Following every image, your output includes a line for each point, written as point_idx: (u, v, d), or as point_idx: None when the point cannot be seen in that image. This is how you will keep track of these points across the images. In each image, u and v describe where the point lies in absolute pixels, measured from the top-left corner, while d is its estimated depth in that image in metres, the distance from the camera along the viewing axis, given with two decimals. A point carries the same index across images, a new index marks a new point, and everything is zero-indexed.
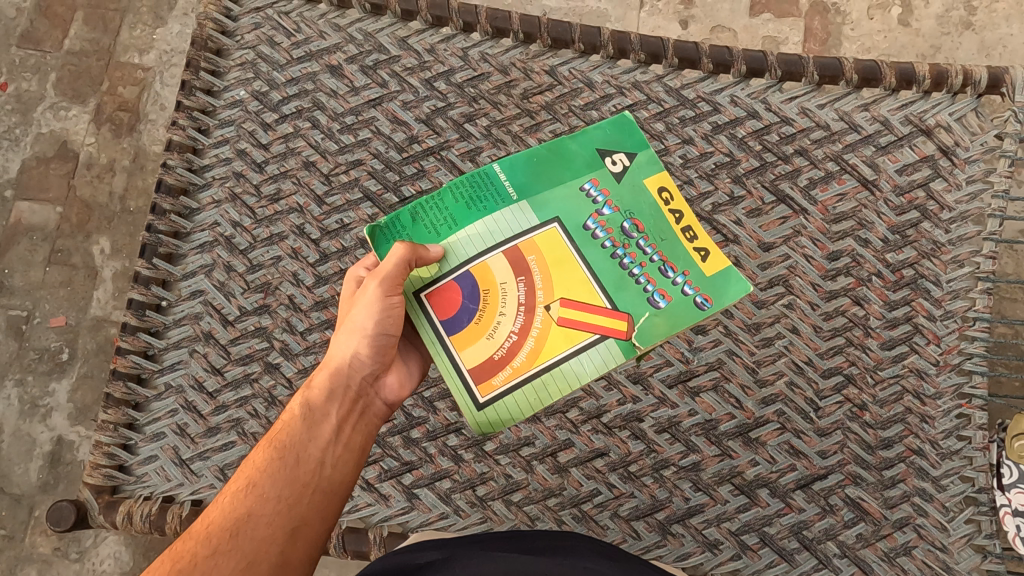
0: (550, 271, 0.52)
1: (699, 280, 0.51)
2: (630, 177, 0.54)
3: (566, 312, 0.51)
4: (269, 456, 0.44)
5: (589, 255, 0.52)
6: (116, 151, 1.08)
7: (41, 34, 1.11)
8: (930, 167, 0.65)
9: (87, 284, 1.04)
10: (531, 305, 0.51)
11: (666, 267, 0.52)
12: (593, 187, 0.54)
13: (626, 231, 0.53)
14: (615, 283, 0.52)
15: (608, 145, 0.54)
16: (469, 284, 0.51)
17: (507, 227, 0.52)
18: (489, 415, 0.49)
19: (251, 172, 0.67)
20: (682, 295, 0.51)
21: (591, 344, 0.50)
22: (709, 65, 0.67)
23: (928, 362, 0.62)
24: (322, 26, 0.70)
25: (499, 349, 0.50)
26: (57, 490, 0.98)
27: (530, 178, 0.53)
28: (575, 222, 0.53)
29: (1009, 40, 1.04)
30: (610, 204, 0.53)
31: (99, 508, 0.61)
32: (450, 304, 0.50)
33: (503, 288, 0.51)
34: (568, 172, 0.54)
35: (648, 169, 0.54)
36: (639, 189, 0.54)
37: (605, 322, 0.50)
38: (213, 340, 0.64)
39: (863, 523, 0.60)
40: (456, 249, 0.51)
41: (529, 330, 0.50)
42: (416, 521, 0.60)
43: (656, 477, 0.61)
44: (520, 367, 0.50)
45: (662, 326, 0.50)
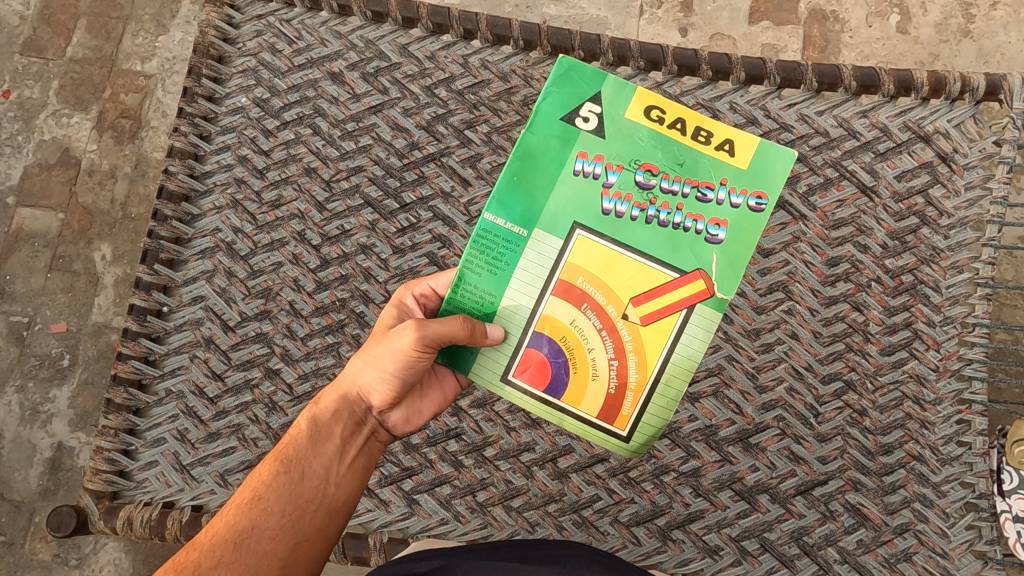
0: (602, 282, 0.49)
1: (742, 178, 0.48)
2: (610, 124, 0.49)
3: (646, 312, 0.48)
4: (275, 470, 0.47)
5: (629, 239, 0.48)
6: (118, 158, 1.09)
7: (44, 41, 1.12)
8: (929, 173, 0.65)
9: (89, 290, 1.04)
10: (609, 323, 0.49)
11: (704, 188, 0.48)
12: (586, 162, 0.49)
13: (646, 185, 0.49)
14: (671, 251, 0.48)
15: (570, 108, 0.49)
16: (542, 340, 0.49)
17: (540, 268, 0.49)
18: (640, 438, 0.50)
19: (252, 179, 0.68)
20: (739, 206, 0.48)
21: (685, 321, 0.48)
22: (708, 72, 0.67)
23: (928, 368, 0.62)
24: (323, 33, 0.70)
25: (610, 381, 0.49)
26: (57, 496, 0.98)
27: (524, 200, 0.49)
28: (594, 216, 0.49)
29: (1006, 47, 1.05)
30: (613, 167, 0.49)
31: (99, 513, 0.61)
32: (541, 372, 0.49)
33: (576, 325, 0.49)
34: (557, 167, 0.49)
35: (625, 98, 0.49)
36: (627, 123, 0.49)
37: (687, 291, 0.48)
38: (213, 345, 0.64)
39: (863, 529, 0.60)
40: (510, 318, 0.49)
41: (623, 348, 0.49)
42: (416, 526, 0.60)
43: (656, 483, 0.61)
44: (638, 383, 0.49)
45: (737, 258, 0.48)
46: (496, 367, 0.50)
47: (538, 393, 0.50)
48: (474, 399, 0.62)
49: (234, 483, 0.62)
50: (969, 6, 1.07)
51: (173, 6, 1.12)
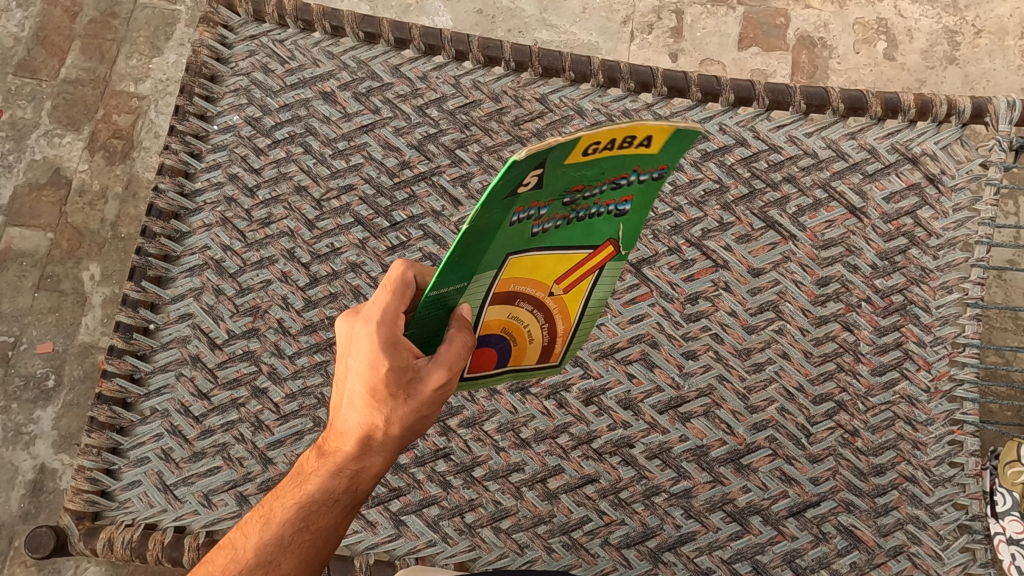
0: (530, 279, 0.44)
1: (653, 159, 0.39)
2: (550, 174, 0.36)
3: (568, 284, 0.46)
4: (304, 538, 0.41)
5: (550, 242, 0.42)
6: (109, 178, 1.08)
7: (38, 63, 1.12)
8: (917, 195, 0.65)
9: (76, 310, 1.04)
10: (539, 300, 0.46)
11: (617, 180, 0.40)
12: (521, 212, 0.38)
13: (570, 204, 0.40)
14: (583, 237, 0.43)
15: (511, 183, 0.34)
16: (480, 340, 0.46)
17: (475, 295, 0.43)
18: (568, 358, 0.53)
19: (243, 197, 0.68)
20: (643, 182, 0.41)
21: (599, 279, 0.47)
22: (698, 94, 0.68)
23: (920, 389, 0.62)
24: (317, 54, 0.71)
25: (542, 338, 0.49)
26: (38, 519, 0.96)
27: (461, 264, 0.38)
28: (522, 240, 0.40)
29: (991, 74, 1.07)
30: (544, 203, 0.38)
31: (79, 534, 0.60)
32: (485, 359, 0.47)
33: (513, 316, 0.46)
34: (494, 232, 0.38)
35: (563, 150, 0.34)
36: (567, 166, 0.36)
37: (600, 258, 0.45)
38: (200, 363, 0.64)
39: (856, 551, 0.59)
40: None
41: (551, 313, 0.47)
42: (403, 549, 0.59)
43: (647, 504, 0.60)
44: (565, 330, 0.50)
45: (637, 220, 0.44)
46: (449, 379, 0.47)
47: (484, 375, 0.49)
48: (463, 418, 0.62)
49: (219, 503, 0.60)
50: (954, 34, 1.09)
51: (167, 29, 1.13)
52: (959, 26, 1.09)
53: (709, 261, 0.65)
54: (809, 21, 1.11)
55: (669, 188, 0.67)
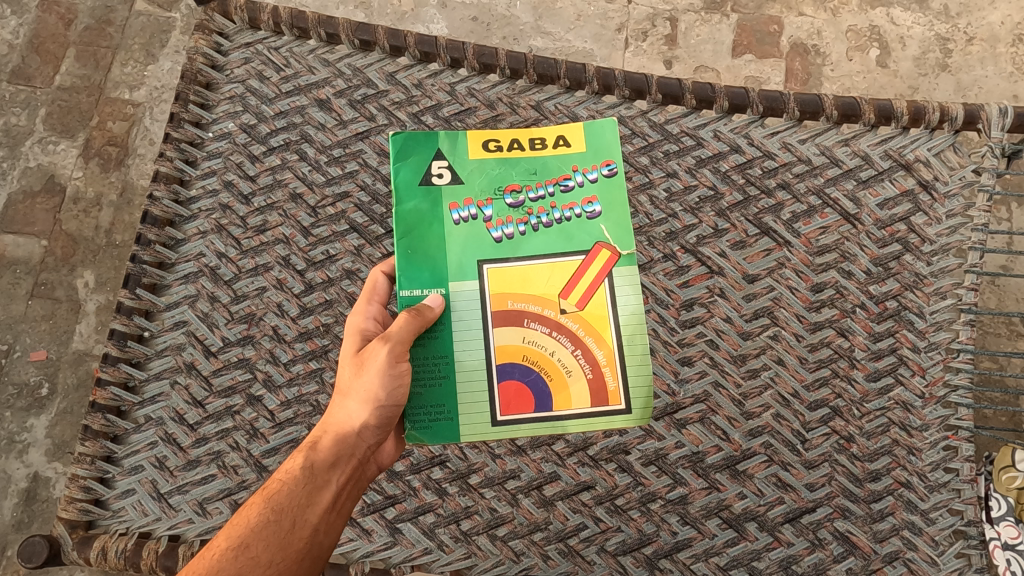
0: (529, 294, 0.52)
1: (586, 158, 0.55)
2: (464, 171, 0.54)
3: (578, 299, 0.52)
4: (265, 517, 0.43)
5: (530, 251, 0.53)
6: (104, 185, 1.08)
7: (33, 70, 1.12)
8: (911, 201, 0.66)
9: (70, 318, 1.03)
10: (557, 323, 0.51)
11: (563, 181, 0.54)
12: (459, 210, 0.53)
13: (516, 204, 0.54)
14: (563, 239, 0.53)
15: (422, 172, 0.54)
16: (506, 369, 0.51)
17: (472, 316, 0.51)
18: (640, 404, 0.51)
19: (238, 204, 0.68)
20: (598, 180, 0.54)
21: (613, 286, 0.52)
22: (692, 101, 0.68)
23: (915, 394, 0.62)
24: (312, 61, 0.71)
25: (584, 371, 0.51)
26: (31, 528, 0.96)
27: (426, 263, 0.52)
28: (490, 247, 0.53)
29: (983, 81, 1.07)
30: (484, 203, 0.54)
31: (73, 544, 0.59)
32: (521, 397, 0.51)
33: (529, 340, 0.51)
34: (438, 226, 0.53)
35: (459, 143, 0.54)
36: (474, 161, 0.54)
37: (599, 263, 0.52)
38: (195, 371, 0.63)
39: (852, 558, 0.59)
40: (468, 364, 0.51)
41: (578, 337, 0.51)
42: (398, 557, 0.59)
43: (643, 511, 0.60)
44: (609, 358, 0.51)
45: (620, 222, 0.54)
46: (481, 413, 0.50)
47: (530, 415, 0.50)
48: None
49: (213, 511, 0.60)
50: (945, 42, 1.09)
51: (162, 36, 1.13)
52: (951, 33, 1.10)
53: (704, 267, 0.65)
54: (802, 29, 1.12)
55: (664, 195, 0.67)
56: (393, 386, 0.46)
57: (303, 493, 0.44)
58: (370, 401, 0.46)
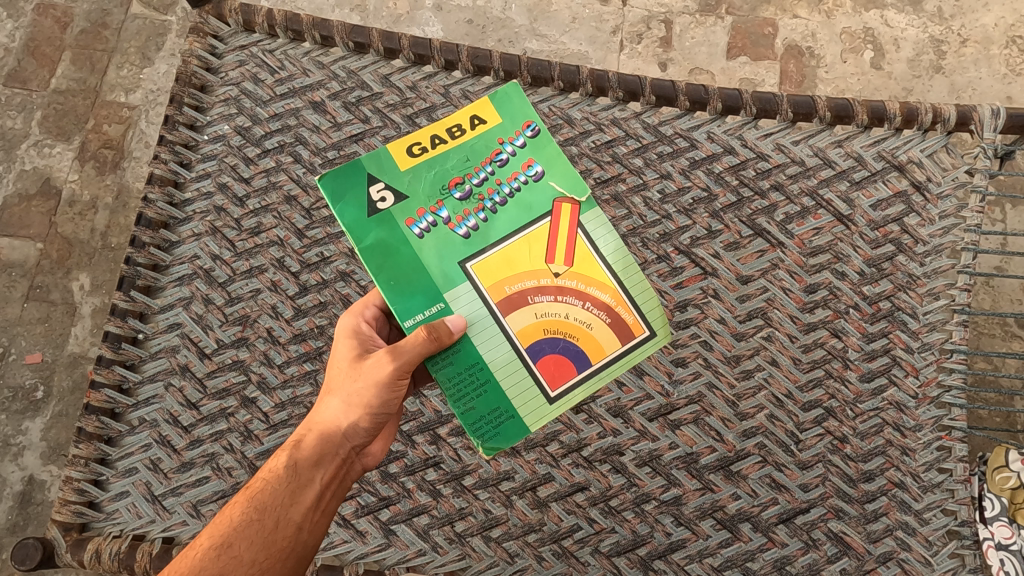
0: (519, 273, 0.51)
1: (506, 127, 0.52)
2: (403, 186, 0.50)
3: (564, 257, 0.51)
4: (247, 516, 0.43)
5: (499, 234, 0.51)
6: (100, 188, 1.08)
7: (29, 73, 1.12)
8: (904, 202, 0.66)
9: (66, 320, 1.03)
10: (555, 288, 0.51)
11: (495, 157, 0.51)
12: (418, 223, 0.50)
13: (465, 196, 0.51)
14: (526, 212, 0.51)
15: (365, 204, 0.50)
16: (535, 350, 0.50)
17: (480, 314, 0.50)
18: (659, 323, 0.51)
19: (232, 206, 0.68)
20: (526, 144, 0.52)
21: (589, 234, 0.51)
22: (686, 103, 0.68)
23: (908, 395, 0.62)
24: (306, 63, 0.71)
25: (601, 318, 0.51)
26: (27, 531, 0.95)
27: (412, 287, 0.50)
28: (462, 245, 0.50)
29: (977, 83, 1.08)
30: (436, 206, 0.51)
31: (67, 546, 0.59)
32: (562, 366, 0.50)
33: (542, 314, 0.51)
34: (406, 248, 0.50)
35: (385, 158, 0.50)
36: (408, 172, 0.50)
37: (565, 218, 0.51)
38: (189, 373, 0.63)
39: (846, 558, 0.59)
40: (499, 359, 0.50)
41: (582, 292, 0.51)
42: (393, 559, 0.59)
43: (637, 512, 0.60)
44: (616, 297, 0.51)
45: (565, 172, 0.51)
46: (535, 397, 0.50)
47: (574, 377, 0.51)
48: (453, 426, 0.62)
49: (207, 513, 0.60)
50: (940, 44, 1.10)
51: (158, 39, 1.14)
52: (945, 35, 1.10)
53: (698, 268, 0.66)
54: (797, 31, 1.12)
55: (658, 196, 0.67)
56: (387, 395, 0.46)
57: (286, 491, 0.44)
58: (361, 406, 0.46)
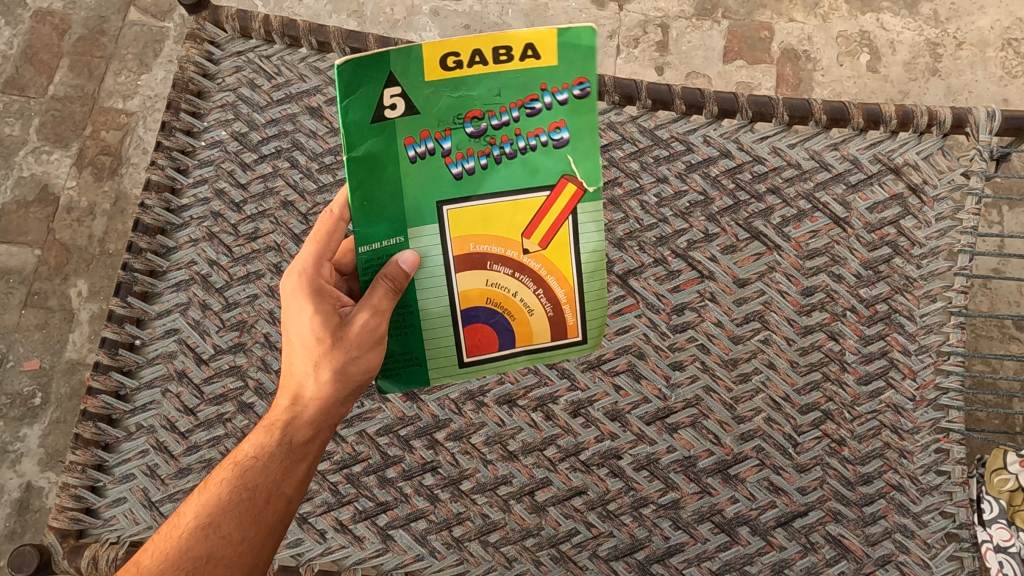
0: (491, 234, 0.47)
1: (557, 74, 0.43)
2: (416, 93, 0.43)
3: (542, 237, 0.47)
4: (237, 494, 0.44)
5: (494, 187, 0.46)
6: (97, 195, 1.08)
7: (26, 80, 1.12)
8: (900, 205, 0.66)
9: (64, 327, 1.03)
10: (520, 266, 0.48)
11: (529, 102, 0.44)
12: (416, 145, 0.44)
13: (478, 133, 0.44)
14: (527, 171, 0.45)
15: (375, 103, 0.42)
16: (466, 313, 0.49)
17: (432, 263, 0.47)
18: (595, 332, 0.51)
19: (229, 212, 0.68)
20: (568, 101, 0.44)
21: (577, 224, 0.47)
22: (682, 106, 0.68)
23: (906, 397, 0.62)
24: (303, 69, 0.71)
25: (543, 305, 0.50)
26: (25, 537, 0.95)
27: (382, 214, 0.45)
28: (451, 186, 0.45)
29: (973, 85, 1.08)
30: (441, 134, 0.44)
31: (64, 553, 0.58)
32: (483, 335, 0.50)
33: (492, 283, 0.49)
34: (392, 164, 0.44)
35: (414, 57, 0.42)
36: (431, 83, 0.42)
37: (564, 199, 0.46)
38: (186, 379, 0.63)
39: (845, 561, 0.59)
40: (434, 310, 0.49)
41: (540, 275, 0.49)
42: (390, 564, 0.59)
43: (635, 516, 0.60)
44: (568, 295, 0.50)
45: (590, 147, 0.45)
46: (449, 353, 0.50)
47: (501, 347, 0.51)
48: (451, 431, 0.62)
49: None
50: (936, 46, 1.10)
51: (156, 46, 1.14)
52: (941, 38, 1.10)
53: (695, 272, 0.65)
54: (793, 35, 1.12)
55: (654, 200, 0.67)
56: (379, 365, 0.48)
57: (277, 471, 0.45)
58: (346, 383, 0.46)
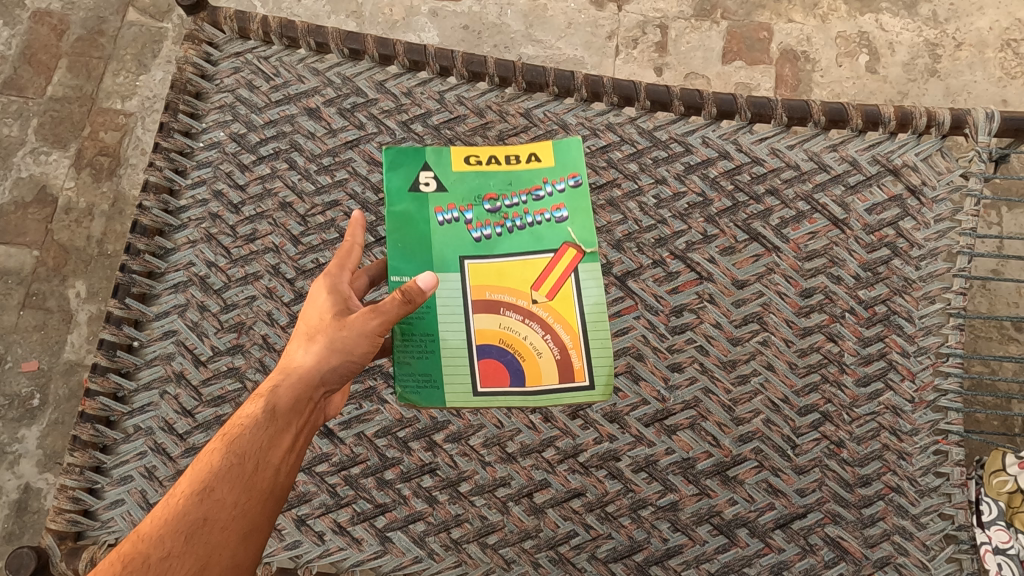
0: (504, 286, 0.58)
1: (555, 172, 0.60)
2: (448, 181, 0.60)
3: (548, 290, 0.57)
4: (225, 458, 0.38)
5: (506, 250, 0.58)
6: (96, 196, 1.08)
7: (25, 81, 1.12)
8: (899, 206, 0.66)
9: (62, 328, 1.03)
10: (529, 313, 0.57)
11: (535, 191, 0.60)
12: (444, 212, 0.59)
13: (494, 209, 0.59)
14: (535, 240, 0.59)
15: (410, 181, 0.60)
16: (485, 349, 0.56)
17: (456, 301, 0.57)
18: (602, 381, 0.56)
19: (228, 213, 0.68)
20: (565, 190, 0.60)
21: (580, 281, 0.58)
22: (681, 107, 0.68)
23: (904, 399, 0.62)
24: (302, 70, 0.71)
25: (552, 354, 0.57)
26: (22, 539, 0.95)
27: (415, 256, 0.57)
28: (470, 245, 0.58)
29: (972, 86, 1.08)
30: (465, 207, 0.59)
31: (61, 555, 0.58)
32: (497, 372, 0.56)
33: (505, 326, 0.57)
34: (424, 224, 0.58)
35: (444, 156, 0.60)
36: (457, 172, 0.60)
37: (566, 260, 0.58)
38: (184, 381, 0.63)
39: (843, 563, 0.58)
40: (452, 343, 0.56)
41: (548, 324, 0.57)
42: (388, 566, 0.59)
43: (633, 518, 0.60)
44: (574, 340, 0.57)
45: (586, 226, 0.59)
46: (463, 385, 0.55)
47: (514, 386, 0.56)
48: (449, 433, 0.62)
49: None
50: (935, 47, 1.10)
51: (154, 46, 1.14)
52: (940, 39, 1.10)
53: (694, 273, 0.65)
54: (792, 36, 1.12)
55: (653, 201, 0.67)
56: (367, 348, 0.45)
57: (264, 438, 0.40)
58: (337, 358, 0.44)
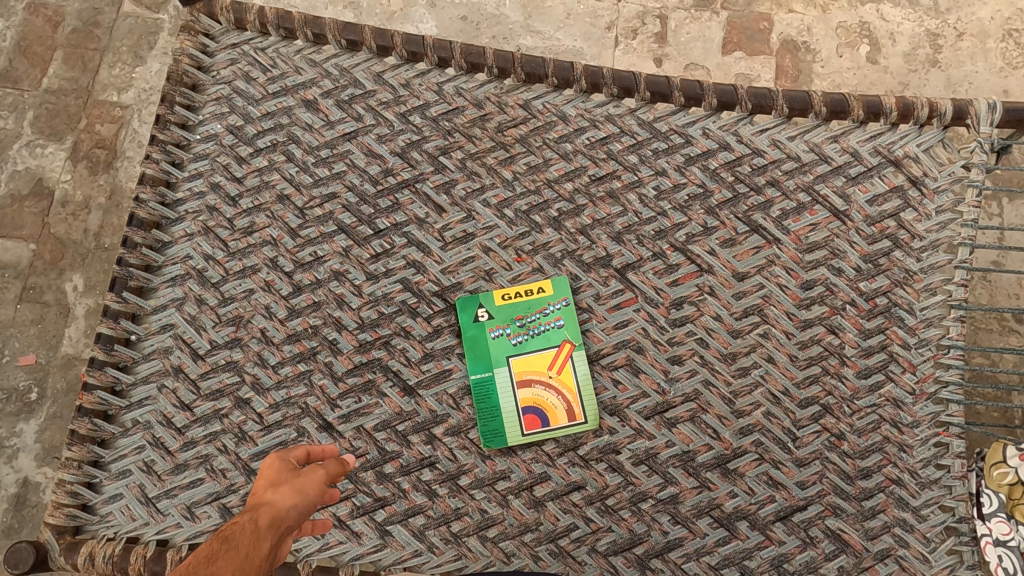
0: (533, 367, 0.65)
1: (549, 300, 0.65)
2: (497, 311, 0.65)
3: (555, 366, 0.64)
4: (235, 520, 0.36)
5: (534, 350, 0.65)
6: (92, 188, 1.08)
7: (20, 73, 1.11)
8: (900, 197, 0.66)
9: (59, 322, 1.03)
10: (547, 379, 0.64)
11: (541, 311, 0.65)
12: (495, 330, 0.65)
13: (526, 332, 0.66)
14: (545, 342, 0.65)
15: (471, 319, 0.64)
16: (528, 406, 0.63)
17: (507, 389, 0.64)
18: (591, 412, 0.62)
19: (225, 206, 0.67)
20: (560, 313, 0.64)
21: (575, 361, 0.63)
22: (681, 99, 0.68)
23: (905, 391, 0.62)
24: (299, 61, 0.71)
25: (563, 406, 0.62)
26: (22, 533, 0.95)
27: (479, 357, 0.64)
28: (510, 346, 0.65)
29: (973, 77, 1.07)
30: (508, 328, 0.65)
31: (60, 549, 0.58)
32: (532, 420, 0.63)
33: (536, 393, 0.64)
34: (482, 339, 0.64)
35: (486, 295, 0.65)
36: (502, 304, 0.65)
37: (563, 353, 0.64)
38: (182, 375, 0.63)
39: (844, 555, 0.58)
40: (506, 405, 0.63)
41: (559, 384, 0.63)
42: (388, 559, 0.58)
43: (633, 511, 0.60)
44: (574, 397, 0.62)
45: (573, 321, 0.64)
46: (514, 430, 0.62)
47: (543, 427, 0.62)
48: (448, 426, 0.62)
49: (202, 515, 0.59)
50: (936, 37, 1.09)
51: (151, 38, 1.13)
52: (941, 29, 1.10)
53: (694, 265, 0.65)
54: (792, 26, 1.11)
55: (653, 193, 0.67)
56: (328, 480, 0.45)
57: (249, 537, 0.35)
58: (300, 495, 0.41)
